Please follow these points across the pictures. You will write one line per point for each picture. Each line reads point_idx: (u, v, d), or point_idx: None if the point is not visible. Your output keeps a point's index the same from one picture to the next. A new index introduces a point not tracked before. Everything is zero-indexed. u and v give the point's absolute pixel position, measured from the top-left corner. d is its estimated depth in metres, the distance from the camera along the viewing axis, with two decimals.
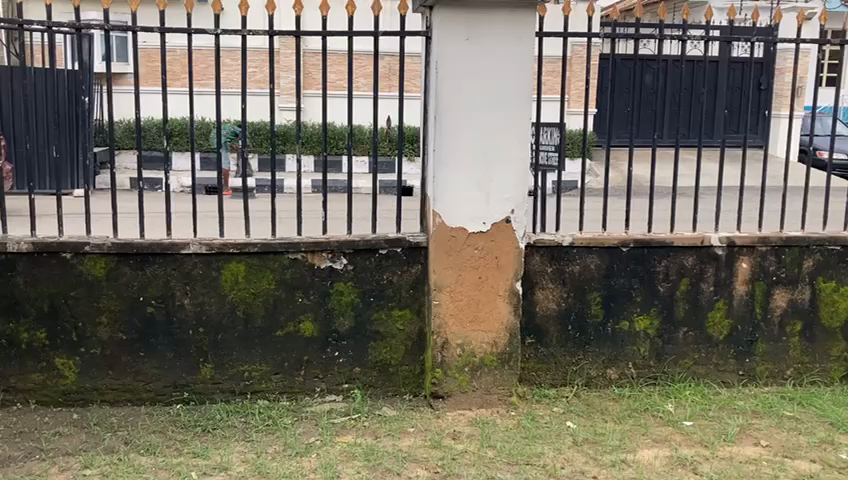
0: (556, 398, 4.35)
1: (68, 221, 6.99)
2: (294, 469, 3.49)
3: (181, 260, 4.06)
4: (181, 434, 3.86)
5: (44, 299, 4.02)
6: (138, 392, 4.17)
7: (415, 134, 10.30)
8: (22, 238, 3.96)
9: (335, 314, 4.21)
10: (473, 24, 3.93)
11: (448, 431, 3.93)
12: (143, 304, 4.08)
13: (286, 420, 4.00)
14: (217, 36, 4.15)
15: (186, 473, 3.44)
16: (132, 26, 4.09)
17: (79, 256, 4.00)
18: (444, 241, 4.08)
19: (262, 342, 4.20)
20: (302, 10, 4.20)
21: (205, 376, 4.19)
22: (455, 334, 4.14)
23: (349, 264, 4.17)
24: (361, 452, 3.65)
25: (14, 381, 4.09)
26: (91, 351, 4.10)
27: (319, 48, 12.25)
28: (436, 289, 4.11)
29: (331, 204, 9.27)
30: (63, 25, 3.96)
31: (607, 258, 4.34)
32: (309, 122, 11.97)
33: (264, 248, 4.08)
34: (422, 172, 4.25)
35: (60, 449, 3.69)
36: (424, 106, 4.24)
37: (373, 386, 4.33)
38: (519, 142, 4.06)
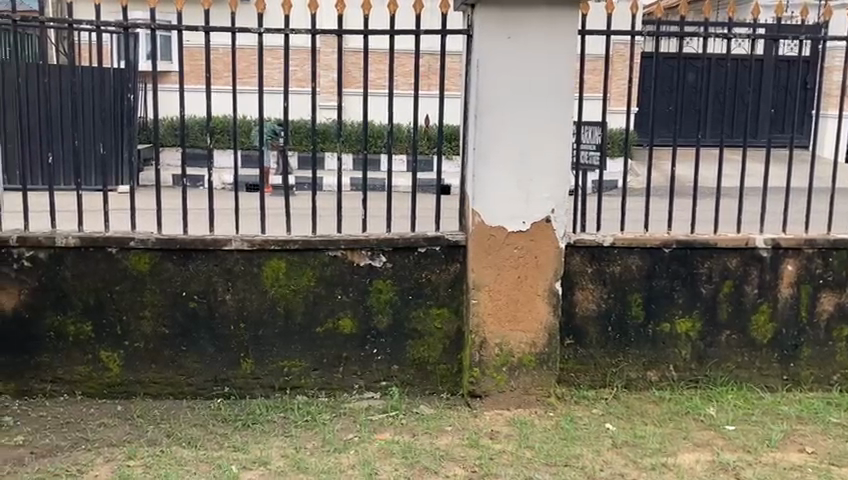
0: (595, 399, 4.30)
1: (113, 217, 7.14)
2: (332, 465, 3.51)
3: (224, 256, 4.12)
4: (222, 428, 3.91)
5: (91, 293, 4.11)
6: (180, 386, 4.23)
7: (454, 133, 10.29)
8: (69, 233, 4.05)
9: (374, 311, 4.23)
10: (514, 24, 3.92)
11: (486, 430, 3.92)
12: (185, 300, 4.15)
13: (325, 417, 4.02)
14: (260, 35, 4.18)
15: (227, 467, 3.48)
16: (177, 25, 4.14)
17: (124, 252, 4.08)
18: (483, 240, 4.08)
19: (301, 338, 4.24)
20: (345, 9, 4.19)
21: (245, 371, 4.24)
22: (493, 334, 4.13)
23: (388, 262, 4.19)
24: (399, 450, 3.66)
25: (61, 373, 4.18)
26: (135, 345, 4.18)
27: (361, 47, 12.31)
28: (475, 289, 4.10)
29: (371, 203, 9.30)
30: (111, 24, 4.04)
31: (649, 258, 4.29)
32: (349, 121, 12.03)
33: (305, 244, 4.12)
34: (462, 172, 4.25)
35: (105, 440, 3.77)
36: (463, 105, 4.24)
37: (411, 384, 4.33)
38: (559, 141, 4.03)
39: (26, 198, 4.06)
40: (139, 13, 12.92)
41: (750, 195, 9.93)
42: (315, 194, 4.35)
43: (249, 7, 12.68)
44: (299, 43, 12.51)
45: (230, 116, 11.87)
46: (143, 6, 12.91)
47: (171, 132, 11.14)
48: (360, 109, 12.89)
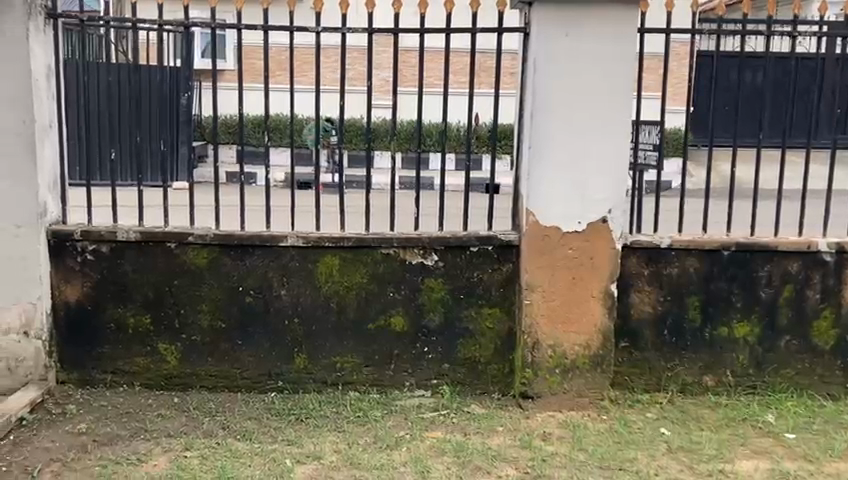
0: (649, 403, 4.24)
1: (172, 213, 7.30)
2: (385, 462, 3.53)
3: (279, 252, 4.17)
4: (276, 422, 3.96)
5: (151, 286, 4.21)
6: (235, 379, 4.30)
7: (507, 132, 10.24)
8: (130, 228, 4.15)
9: (427, 309, 4.24)
10: (573, 22, 3.88)
11: (538, 431, 3.89)
12: (242, 295, 4.21)
13: (377, 413, 4.04)
14: (318, 34, 4.21)
15: (281, 461, 3.53)
16: (237, 24, 4.19)
17: (183, 247, 4.16)
18: (537, 240, 4.05)
19: (354, 335, 4.27)
20: (401, 8, 4.18)
21: (299, 366, 4.29)
22: (546, 335, 4.10)
23: (440, 261, 4.19)
24: (451, 448, 3.66)
25: (121, 364, 4.29)
26: (193, 339, 4.26)
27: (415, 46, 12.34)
28: (528, 289, 4.08)
29: (425, 201, 9.31)
30: (173, 24, 4.11)
31: (707, 261, 4.21)
32: (402, 119, 12.07)
33: (359, 242, 4.15)
34: (516, 171, 4.22)
35: (163, 431, 3.86)
36: (518, 104, 4.21)
37: (462, 383, 4.32)
38: (616, 142, 3.98)
39: (90, 193, 4.17)
40: (200, 13, 13.21)
41: (813, 197, 9.65)
42: (369, 192, 4.36)
43: (307, 7, 12.86)
44: (355, 42, 12.60)
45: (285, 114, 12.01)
46: (205, 7, 13.20)
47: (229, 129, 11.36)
48: (414, 108, 12.95)
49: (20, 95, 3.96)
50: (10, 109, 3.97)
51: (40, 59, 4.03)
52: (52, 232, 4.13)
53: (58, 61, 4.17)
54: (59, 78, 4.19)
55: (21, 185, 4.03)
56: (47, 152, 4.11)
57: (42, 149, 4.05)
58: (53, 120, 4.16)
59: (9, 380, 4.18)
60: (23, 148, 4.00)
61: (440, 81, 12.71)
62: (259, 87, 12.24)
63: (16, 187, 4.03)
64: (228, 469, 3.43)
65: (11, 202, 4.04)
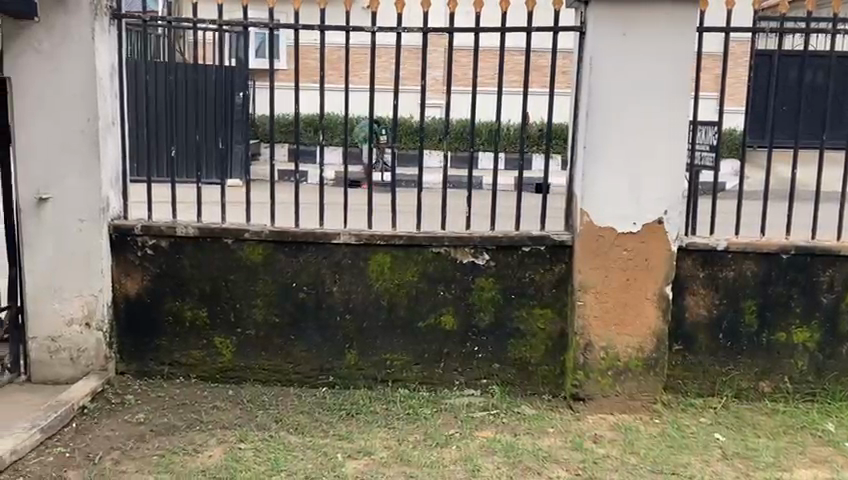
0: (703, 407, 4.17)
1: (229, 209, 7.43)
2: (435, 459, 3.55)
3: (332, 249, 4.22)
4: (327, 417, 4.00)
5: (207, 281, 4.30)
6: (287, 374, 4.37)
7: (561, 132, 10.16)
8: (189, 223, 4.24)
9: (477, 309, 4.24)
10: (630, 21, 3.84)
11: (590, 433, 3.87)
12: (295, 291, 4.28)
13: (427, 411, 4.06)
14: (373, 33, 4.23)
15: (332, 455, 3.57)
16: (295, 24, 4.23)
17: (239, 242, 4.24)
18: (591, 240, 4.01)
19: (404, 332, 4.29)
20: (456, 7, 4.17)
21: (350, 362, 4.34)
22: (599, 337, 4.06)
23: (492, 260, 4.19)
24: (502, 448, 3.66)
25: (177, 356, 4.39)
26: (247, 333, 4.34)
27: (470, 45, 12.33)
28: (581, 290, 4.05)
29: (478, 201, 9.30)
30: (233, 24, 4.18)
31: (765, 264, 4.12)
32: (455, 118, 12.08)
33: (411, 240, 4.18)
34: (570, 172, 4.19)
35: (218, 422, 3.94)
36: (572, 104, 4.18)
37: (511, 384, 4.31)
38: (673, 142, 3.92)
39: (151, 189, 4.27)
40: (258, 13, 13.44)
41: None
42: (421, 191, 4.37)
43: (363, 7, 12.98)
44: (410, 41, 12.65)
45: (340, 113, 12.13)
46: (263, 7, 13.43)
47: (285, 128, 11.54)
48: (467, 107, 12.97)
49: (85, 93, 4.08)
50: (75, 106, 4.09)
51: (105, 58, 4.15)
52: (114, 227, 4.26)
53: (121, 60, 4.29)
54: (122, 77, 4.31)
55: (85, 181, 4.15)
56: (109, 149, 4.23)
57: (105, 146, 4.17)
58: (115, 117, 4.28)
59: (71, 369, 4.31)
60: (87, 146, 4.12)
61: (494, 80, 12.69)
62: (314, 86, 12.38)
63: (81, 183, 4.15)
64: (281, 463, 3.48)
65: (75, 198, 4.17)
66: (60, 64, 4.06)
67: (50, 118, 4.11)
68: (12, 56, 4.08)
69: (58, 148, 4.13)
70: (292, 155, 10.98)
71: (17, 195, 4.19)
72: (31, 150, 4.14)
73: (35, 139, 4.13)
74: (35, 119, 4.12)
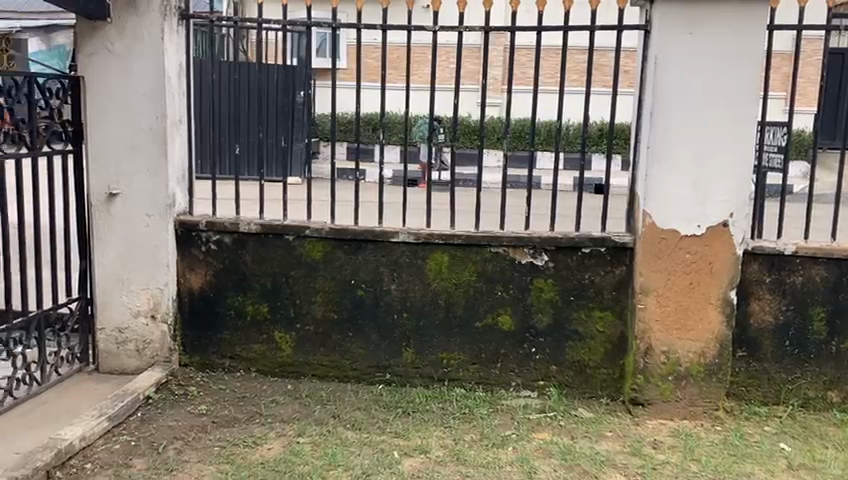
0: (768, 416, 4.05)
1: (291, 207, 7.55)
2: (491, 460, 3.54)
3: (391, 247, 4.25)
4: (384, 413, 4.03)
5: (268, 276, 4.37)
6: (345, 370, 4.41)
7: (624, 132, 10.00)
8: (252, 220, 4.32)
9: (535, 310, 4.21)
10: (697, 19, 3.75)
11: (649, 439, 3.80)
12: (353, 288, 4.32)
13: (483, 411, 4.05)
14: (435, 32, 4.21)
15: (389, 452, 3.60)
16: (357, 23, 4.25)
17: (300, 239, 4.30)
18: (654, 243, 3.95)
19: (461, 332, 4.29)
20: (519, 5, 4.12)
21: (407, 360, 4.36)
22: (660, 341, 3.99)
23: (551, 261, 4.15)
24: (558, 451, 3.63)
25: (238, 350, 4.47)
26: (306, 328, 4.40)
27: (533, 44, 12.24)
28: (642, 293, 3.98)
29: (538, 201, 9.23)
30: (297, 24, 4.23)
31: (836, 270, 3.98)
32: (516, 118, 12.02)
33: (469, 239, 4.17)
34: (632, 172, 4.12)
35: (277, 416, 4.00)
36: (635, 104, 4.12)
37: (569, 386, 4.26)
38: (740, 143, 3.83)
39: (215, 186, 4.36)
40: (323, 13, 13.63)
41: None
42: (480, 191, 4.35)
43: (427, 7, 13.04)
44: (471, 40, 12.63)
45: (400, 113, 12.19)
46: (328, 7, 13.61)
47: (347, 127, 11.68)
48: (528, 108, 12.90)
49: (155, 92, 4.19)
50: (145, 105, 4.21)
51: (173, 58, 4.25)
52: (180, 222, 4.36)
53: (190, 59, 4.39)
54: (190, 76, 4.41)
55: (153, 178, 4.27)
56: (176, 146, 4.34)
57: (172, 143, 4.28)
58: (183, 115, 4.39)
59: (136, 360, 4.44)
60: (155, 143, 4.23)
61: (556, 79, 12.58)
62: (376, 85, 12.48)
63: (149, 179, 4.27)
64: (338, 458, 3.52)
65: (144, 194, 4.29)
66: (131, 64, 4.18)
67: (121, 115, 4.24)
68: (86, 56, 4.23)
69: (128, 145, 4.26)
70: (354, 154, 11.10)
71: (89, 190, 4.34)
72: (103, 147, 4.27)
73: (106, 136, 4.27)
74: (107, 116, 4.25)
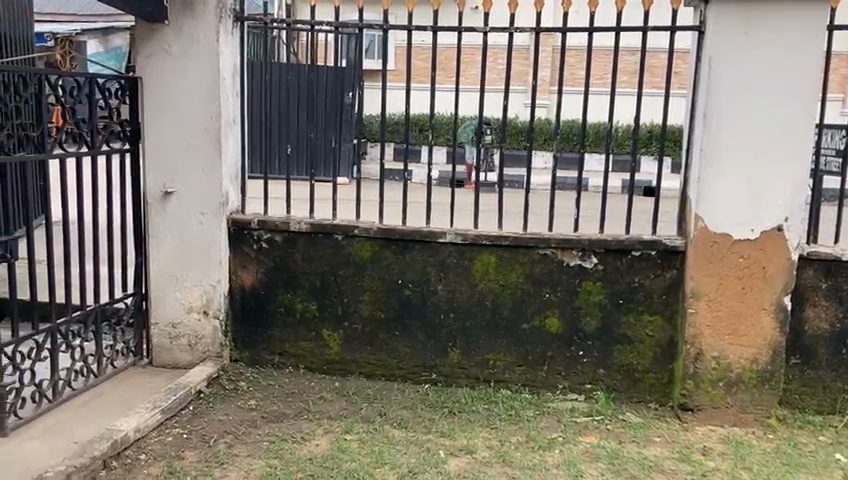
0: (823, 426, 3.96)
1: (341, 207, 7.63)
2: (537, 462, 3.53)
3: (438, 248, 4.26)
4: (430, 413, 4.05)
5: (317, 275, 4.43)
6: (391, 369, 4.44)
7: (676, 134, 9.85)
8: (302, 219, 4.39)
9: (583, 312, 4.18)
10: (753, 19, 3.69)
11: (698, 445, 3.75)
12: (401, 288, 4.35)
13: (529, 413, 4.04)
14: (486, 33, 4.19)
15: (435, 451, 3.61)
16: (408, 25, 4.27)
17: (348, 239, 4.35)
18: (705, 246, 3.89)
19: (508, 334, 4.29)
20: (571, 6, 4.08)
21: (453, 360, 4.37)
22: (710, 346, 3.93)
23: (600, 264, 4.13)
24: (606, 455, 3.60)
25: (287, 346, 4.55)
26: (354, 327, 4.45)
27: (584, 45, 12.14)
28: (693, 297, 3.93)
29: (588, 203, 9.15)
30: (348, 25, 4.27)
31: None
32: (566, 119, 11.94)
33: (517, 241, 4.16)
34: (684, 174, 4.07)
35: (324, 412, 4.05)
36: (688, 105, 4.06)
37: (617, 390, 4.22)
38: (796, 145, 3.75)
39: (266, 185, 4.44)
40: (374, 14, 13.73)
41: None
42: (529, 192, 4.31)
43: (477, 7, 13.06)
44: (522, 41, 12.58)
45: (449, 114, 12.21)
46: (378, 9, 13.70)
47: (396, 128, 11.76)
48: (579, 109, 12.81)
49: (210, 92, 4.28)
50: (200, 105, 4.30)
51: (228, 59, 4.34)
52: (232, 220, 4.44)
53: (244, 61, 4.48)
54: (243, 76, 4.50)
55: (207, 176, 4.36)
56: (230, 146, 4.43)
57: (226, 143, 4.37)
58: (236, 115, 4.48)
59: (189, 355, 4.54)
60: (210, 142, 4.32)
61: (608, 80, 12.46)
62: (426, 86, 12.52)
63: (203, 178, 4.37)
64: (385, 456, 3.55)
65: (198, 192, 4.39)
66: (187, 65, 4.28)
67: (177, 115, 4.34)
68: (145, 57, 4.34)
69: (183, 144, 4.35)
70: (402, 154, 11.16)
71: (145, 188, 4.45)
72: (159, 146, 4.38)
73: (163, 135, 4.37)
74: (164, 116, 4.35)
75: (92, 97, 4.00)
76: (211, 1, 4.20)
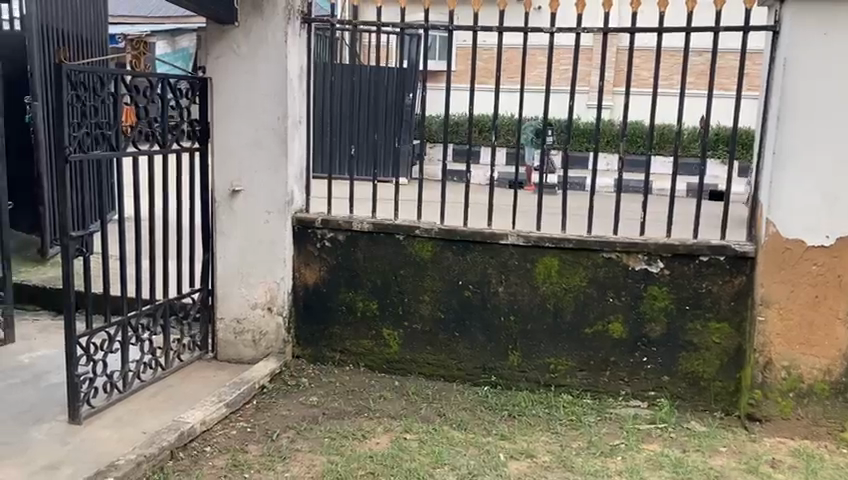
0: None
1: (405, 207, 7.67)
2: (599, 468, 3.48)
3: (500, 249, 4.25)
4: (490, 415, 4.04)
5: (379, 275, 4.46)
6: (451, 370, 4.44)
7: (748, 138, 9.59)
8: (364, 218, 4.43)
9: (648, 318, 4.11)
10: (832, 18, 3.56)
11: (767, 457, 3.64)
12: (462, 289, 4.35)
13: (590, 419, 3.99)
14: (552, 34, 4.13)
15: (495, 454, 3.60)
16: (474, 25, 4.24)
17: (410, 239, 4.37)
18: (776, 253, 3.79)
19: (569, 338, 4.24)
20: (640, 6, 3.99)
21: (513, 363, 4.34)
22: (780, 355, 3.82)
23: (665, 269, 4.05)
24: (669, 463, 3.53)
25: (349, 344, 4.60)
26: (414, 327, 4.46)
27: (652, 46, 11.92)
28: (762, 304, 3.83)
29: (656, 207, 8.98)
30: (414, 26, 4.27)
31: None
32: (632, 122, 11.74)
33: (580, 244, 4.12)
34: (755, 179, 3.97)
35: (384, 411, 4.08)
36: (760, 108, 3.96)
37: (681, 397, 4.14)
38: None
39: (330, 185, 4.49)
40: (438, 16, 13.77)
41: None
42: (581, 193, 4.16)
43: (541, 7, 12.98)
44: (587, 43, 12.42)
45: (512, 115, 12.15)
46: (442, 11, 13.72)
47: (458, 129, 11.79)
48: (646, 112, 12.59)
49: (277, 93, 4.35)
50: (268, 105, 4.38)
51: (295, 60, 4.41)
52: (298, 220, 4.53)
53: (310, 62, 4.55)
54: (309, 77, 4.57)
55: (273, 175, 4.44)
56: (296, 145, 4.50)
57: (292, 143, 4.44)
58: (302, 116, 4.55)
59: (252, 350, 4.61)
60: (277, 142, 4.40)
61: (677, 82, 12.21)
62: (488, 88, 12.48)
63: (270, 177, 4.44)
64: (444, 456, 3.55)
65: (264, 191, 4.47)
66: (256, 66, 4.36)
67: (246, 115, 4.42)
68: (215, 59, 4.44)
69: (251, 144, 4.44)
70: (464, 156, 11.16)
71: (213, 187, 4.55)
72: (227, 146, 4.48)
73: (231, 136, 4.46)
74: (233, 117, 4.44)
75: (165, 96, 4.10)
76: (279, 3, 4.27)
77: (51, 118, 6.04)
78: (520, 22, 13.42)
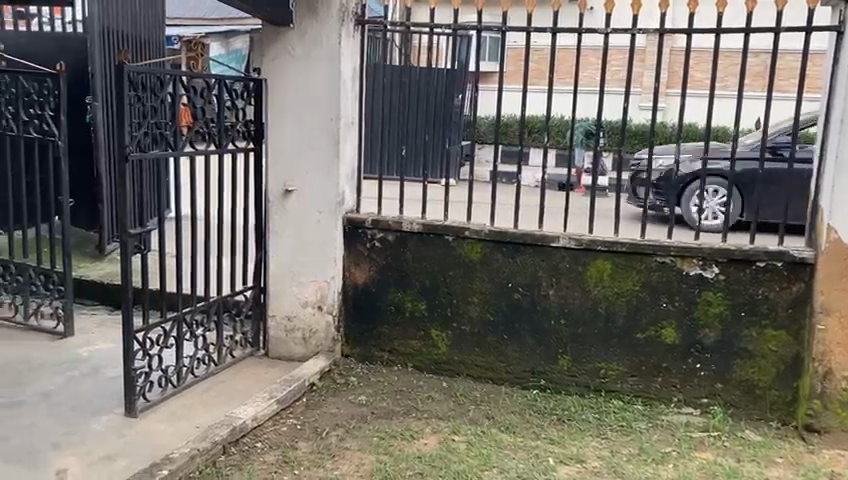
0: None
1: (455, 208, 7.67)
2: (650, 475, 3.43)
3: (551, 252, 4.22)
4: (539, 419, 4.01)
5: (428, 275, 4.47)
6: (499, 372, 4.43)
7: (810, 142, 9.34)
8: (414, 219, 4.45)
9: (702, 324, 4.04)
10: None
11: (826, 470, 3.53)
12: (511, 291, 4.33)
13: (641, 425, 3.93)
14: (607, 35, 4.08)
15: (544, 458, 3.57)
16: (527, 26, 4.21)
17: (460, 240, 4.37)
18: (837, 259, 3.69)
19: (621, 342, 4.19)
20: (697, 7, 3.92)
21: (562, 367, 4.31)
22: (841, 365, 3.72)
23: (720, 274, 3.97)
24: (723, 472, 3.45)
25: (397, 344, 4.62)
26: (463, 328, 4.46)
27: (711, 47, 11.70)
28: (822, 312, 3.73)
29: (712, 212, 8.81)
30: (466, 27, 4.25)
31: None
32: (688, 124, 11.55)
33: (633, 247, 4.07)
34: (815, 183, 3.86)
35: (432, 412, 4.08)
36: (821, 110, 3.85)
37: (735, 406, 4.05)
38: None
39: (381, 185, 4.52)
40: (491, 17, 13.75)
41: None
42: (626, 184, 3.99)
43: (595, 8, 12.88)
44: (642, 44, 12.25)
45: (565, 118, 12.06)
46: (495, 12, 13.70)
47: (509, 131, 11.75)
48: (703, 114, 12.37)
49: (330, 94, 4.40)
50: (322, 107, 4.42)
51: (349, 62, 4.45)
52: (348, 220, 4.58)
53: (363, 64, 4.58)
54: (362, 79, 4.61)
55: (325, 176, 4.48)
56: (348, 146, 4.54)
57: (344, 143, 4.48)
58: (354, 117, 4.59)
59: (302, 348, 4.65)
60: (329, 143, 4.44)
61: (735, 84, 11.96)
62: (540, 89, 12.41)
63: (322, 177, 4.49)
64: (492, 459, 3.54)
65: (316, 191, 4.51)
66: (310, 67, 4.40)
67: (300, 116, 4.47)
68: (270, 60, 4.49)
69: (304, 144, 4.48)
70: (515, 157, 11.12)
71: (266, 187, 4.60)
72: (281, 146, 4.53)
73: (284, 136, 4.51)
74: (287, 118, 4.49)
75: (221, 97, 4.17)
76: (334, 5, 4.31)
77: (111, 118, 6.19)
78: (574, 23, 13.32)
